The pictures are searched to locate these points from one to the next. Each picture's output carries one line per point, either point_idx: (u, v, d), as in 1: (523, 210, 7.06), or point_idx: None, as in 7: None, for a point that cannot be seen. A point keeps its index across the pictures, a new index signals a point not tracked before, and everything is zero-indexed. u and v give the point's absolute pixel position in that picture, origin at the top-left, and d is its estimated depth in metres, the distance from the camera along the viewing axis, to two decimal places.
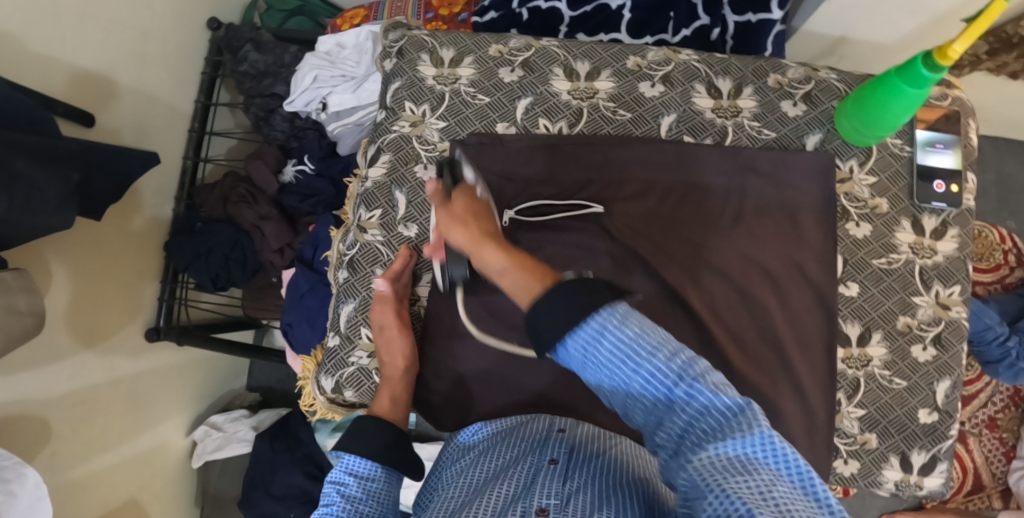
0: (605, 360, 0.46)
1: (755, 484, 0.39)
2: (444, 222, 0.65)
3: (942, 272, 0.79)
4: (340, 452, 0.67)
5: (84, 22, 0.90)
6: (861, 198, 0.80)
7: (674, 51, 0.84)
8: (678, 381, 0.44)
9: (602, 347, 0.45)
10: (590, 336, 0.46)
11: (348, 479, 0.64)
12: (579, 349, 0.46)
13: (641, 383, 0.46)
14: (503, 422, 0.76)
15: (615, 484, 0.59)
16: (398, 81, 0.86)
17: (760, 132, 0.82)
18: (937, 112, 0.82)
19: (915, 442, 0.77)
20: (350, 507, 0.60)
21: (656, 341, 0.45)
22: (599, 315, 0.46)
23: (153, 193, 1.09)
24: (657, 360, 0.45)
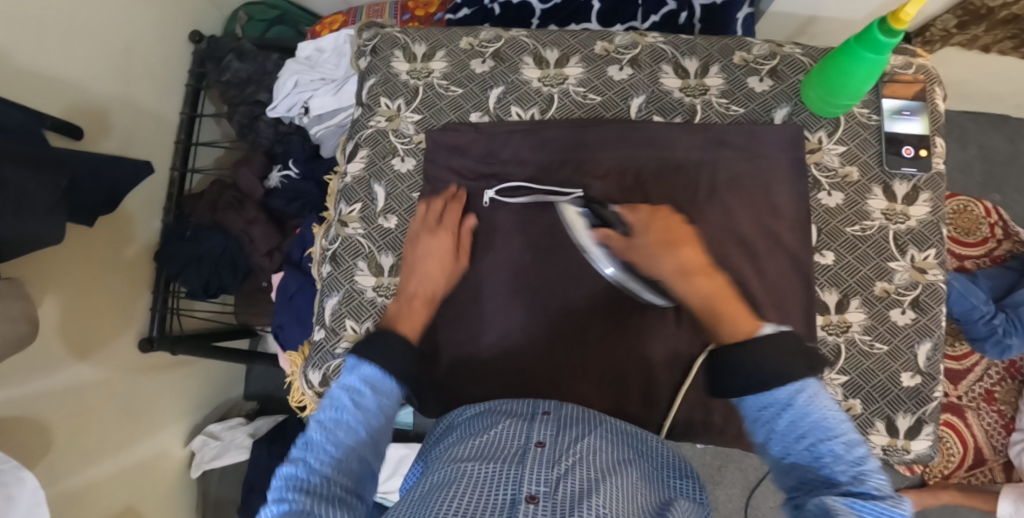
0: (784, 424, 0.52)
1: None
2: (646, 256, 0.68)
3: (917, 236, 0.80)
4: (356, 358, 0.61)
5: (69, 36, 0.92)
6: (831, 167, 0.81)
7: (640, 35, 0.86)
8: (840, 461, 0.49)
9: (785, 414, 0.52)
10: (783, 399, 0.52)
11: (364, 389, 0.59)
12: (761, 409, 0.54)
13: (806, 457, 0.51)
14: (485, 403, 0.75)
15: (600, 471, 0.60)
16: (372, 77, 0.88)
17: (728, 108, 0.83)
18: (913, 87, 0.82)
19: (900, 406, 0.78)
20: (362, 419, 0.57)
21: (838, 422, 0.51)
22: (793, 386, 0.52)
23: (142, 205, 1.11)
24: (831, 442, 0.50)
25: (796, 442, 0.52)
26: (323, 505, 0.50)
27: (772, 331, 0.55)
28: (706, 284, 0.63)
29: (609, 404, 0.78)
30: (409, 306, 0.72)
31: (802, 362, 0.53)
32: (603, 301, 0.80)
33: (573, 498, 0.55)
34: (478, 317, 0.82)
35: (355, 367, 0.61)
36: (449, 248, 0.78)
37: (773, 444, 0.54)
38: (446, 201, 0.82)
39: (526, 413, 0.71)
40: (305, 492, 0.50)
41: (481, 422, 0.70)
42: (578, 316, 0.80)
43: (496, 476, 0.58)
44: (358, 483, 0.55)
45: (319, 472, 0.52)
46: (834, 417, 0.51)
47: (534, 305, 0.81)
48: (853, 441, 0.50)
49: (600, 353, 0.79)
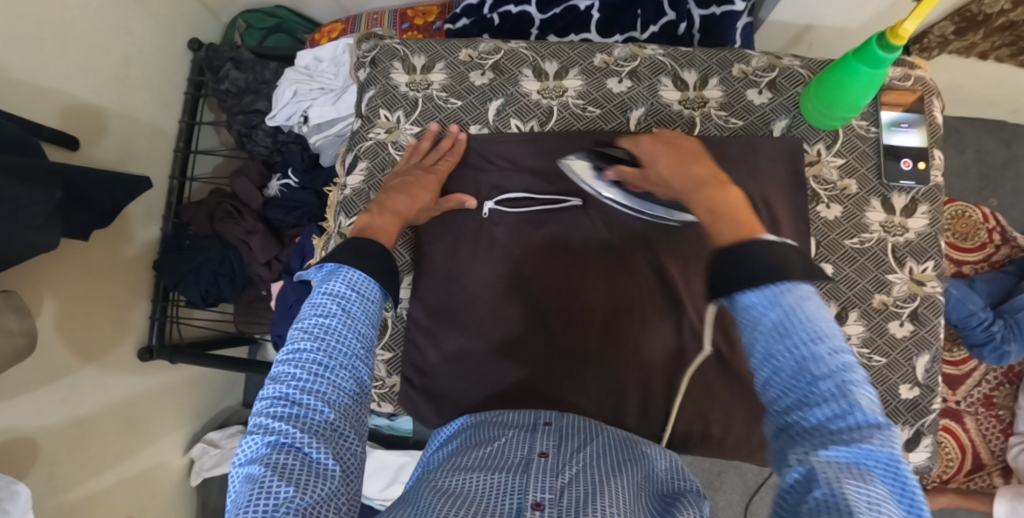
0: (770, 324, 0.46)
1: (866, 494, 0.39)
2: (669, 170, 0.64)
3: (915, 249, 0.80)
4: (342, 266, 0.59)
5: (65, 48, 0.92)
6: (829, 180, 0.82)
7: (639, 47, 0.86)
8: (824, 370, 0.43)
9: (773, 313, 0.46)
10: (766, 295, 0.47)
11: (350, 296, 0.58)
12: (754, 304, 0.47)
13: (789, 365, 0.45)
14: (483, 413, 0.76)
15: (604, 475, 0.61)
16: (372, 89, 0.88)
17: (727, 121, 0.83)
18: (910, 96, 0.82)
19: (899, 418, 0.78)
20: (351, 325, 0.56)
21: (826, 326, 0.45)
22: (785, 284, 0.47)
23: (141, 214, 1.10)
24: (819, 350, 0.44)
25: (776, 343, 0.46)
26: (313, 433, 0.50)
27: (774, 240, 0.48)
28: (713, 197, 0.56)
29: (608, 416, 0.78)
30: (381, 217, 0.70)
31: (799, 271, 0.47)
32: (602, 313, 0.80)
33: (579, 503, 0.56)
34: (477, 329, 0.81)
35: (339, 272, 0.59)
36: (430, 187, 0.79)
37: (754, 346, 0.47)
38: (442, 152, 0.83)
39: (527, 424, 0.71)
40: (295, 418, 0.50)
41: (483, 432, 0.71)
42: (577, 327, 0.80)
43: (501, 484, 0.59)
44: (350, 393, 0.54)
45: (308, 388, 0.52)
46: (821, 320, 0.45)
47: (534, 317, 0.81)
48: (840, 349, 0.44)
49: (600, 365, 0.79)
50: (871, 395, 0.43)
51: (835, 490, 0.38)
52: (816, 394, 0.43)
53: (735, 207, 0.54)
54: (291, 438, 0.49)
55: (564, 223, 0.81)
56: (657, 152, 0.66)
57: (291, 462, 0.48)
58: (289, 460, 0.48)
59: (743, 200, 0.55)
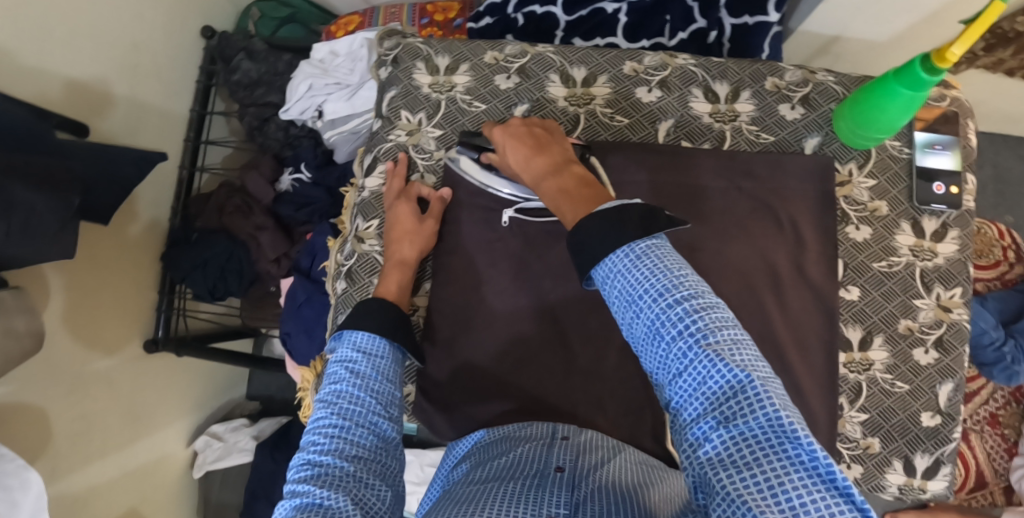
0: (619, 295, 0.47)
1: (757, 479, 0.39)
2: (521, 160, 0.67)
3: (943, 274, 0.78)
4: (350, 329, 0.66)
5: (77, 35, 0.89)
6: (860, 201, 0.80)
7: (670, 56, 0.84)
8: (678, 333, 0.44)
9: (616, 283, 0.47)
10: (610, 266, 0.47)
11: (358, 357, 0.64)
12: (604, 279, 0.48)
13: (645, 328, 0.46)
14: (503, 428, 0.73)
15: (624, 494, 0.58)
16: (393, 89, 0.86)
17: (758, 135, 0.82)
18: (936, 112, 0.81)
19: (918, 446, 0.77)
20: (361, 384, 0.61)
21: (672, 280, 0.45)
22: (619, 251, 0.47)
23: (149, 204, 1.08)
24: (660, 308, 0.45)
25: (628, 313, 0.46)
26: (333, 487, 0.52)
27: (613, 205, 0.49)
28: (555, 182, 0.61)
29: (625, 434, 0.77)
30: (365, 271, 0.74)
31: (637, 227, 0.47)
32: (622, 330, 0.78)
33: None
34: (493, 338, 0.80)
35: (348, 337, 0.66)
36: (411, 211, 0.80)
37: (620, 320, 0.48)
38: (399, 178, 0.83)
39: (545, 437, 0.69)
40: (316, 478, 0.53)
41: (499, 446, 0.69)
42: (596, 343, 0.79)
43: (514, 491, 0.58)
44: (371, 447, 0.58)
45: (326, 450, 0.56)
46: (665, 274, 0.45)
47: (552, 331, 0.79)
48: (689, 302, 0.44)
49: (619, 381, 0.78)
50: (733, 340, 0.43)
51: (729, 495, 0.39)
52: (674, 360, 0.44)
53: (577, 185, 0.59)
54: (312, 495, 0.51)
55: None
56: (505, 144, 0.69)
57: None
58: (311, 516, 0.49)
59: (583, 179, 0.59)
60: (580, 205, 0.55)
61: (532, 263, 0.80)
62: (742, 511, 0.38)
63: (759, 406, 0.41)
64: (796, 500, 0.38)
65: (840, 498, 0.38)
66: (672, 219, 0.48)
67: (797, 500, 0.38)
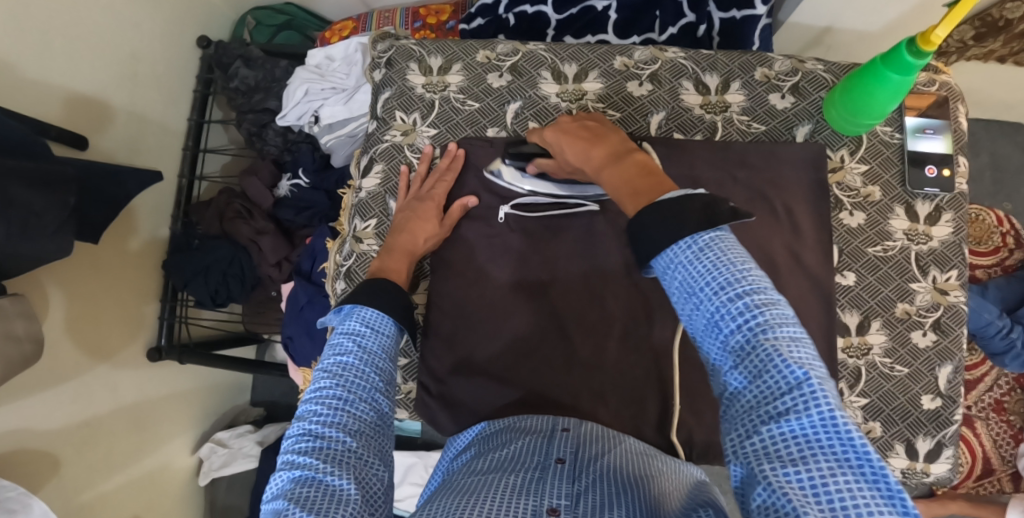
0: (680, 285, 0.47)
1: (804, 477, 0.38)
2: (579, 147, 0.66)
3: (938, 257, 0.79)
4: (357, 305, 0.67)
5: (75, 46, 0.91)
6: (853, 187, 0.80)
7: (660, 49, 0.85)
8: (736, 325, 0.43)
9: (678, 275, 0.47)
10: (671, 257, 0.47)
11: (365, 332, 0.64)
12: (668, 270, 0.48)
13: (703, 320, 0.45)
14: (502, 420, 0.73)
15: (620, 482, 0.59)
16: (387, 91, 0.87)
17: (749, 126, 0.82)
18: (927, 99, 0.82)
19: (920, 429, 0.77)
20: (367, 359, 0.62)
21: (735, 274, 0.44)
22: (685, 244, 0.47)
23: (150, 213, 1.09)
24: (719, 300, 0.44)
25: (687, 302, 0.46)
26: (335, 462, 0.53)
27: (676, 195, 0.49)
28: (614, 176, 0.59)
29: (627, 425, 0.77)
30: (389, 257, 0.75)
31: (700, 217, 0.47)
32: (619, 322, 0.79)
33: (596, 512, 0.54)
34: (493, 329, 0.80)
35: (354, 312, 0.66)
36: (432, 214, 0.80)
37: (678, 309, 0.48)
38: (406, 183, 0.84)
39: (544, 430, 0.70)
40: (317, 451, 0.54)
41: (507, 436, 0.69)
42: (596, 336, 0.79)
43: (519, 483, 0.58)
44: (371, 424, 0.59)
45: (328, 422, 0.56)
46: (727, 267, 0.45)
47: (552, 324, 0.80)
48: (751, 296, 0.43)
49: (620, 372, 0.78)
50: (793, 339, 0.42)
51: (769, 485, 0.39)
52: (730, 354, 0.43)
53: (638, 174, 0.56)
54: (312, 469, 0.52)
55: (581, 229, 0.80)
56: (560, 142, 0.68)
57: (311, 493, 0.50)
58: (310, 491, 0.50)
59: (647, 168, 0.57)
60: (648, 189, 0.54)
61: (531, 257, 0.81)
62: (781, 503, 0.38)
63: (814, 404, 0.39)
64: (841, 501, 0.37)
65: (887, 503, 0.37)
66: (737, 211, 0.47)
67: (840, 503, 0.37)
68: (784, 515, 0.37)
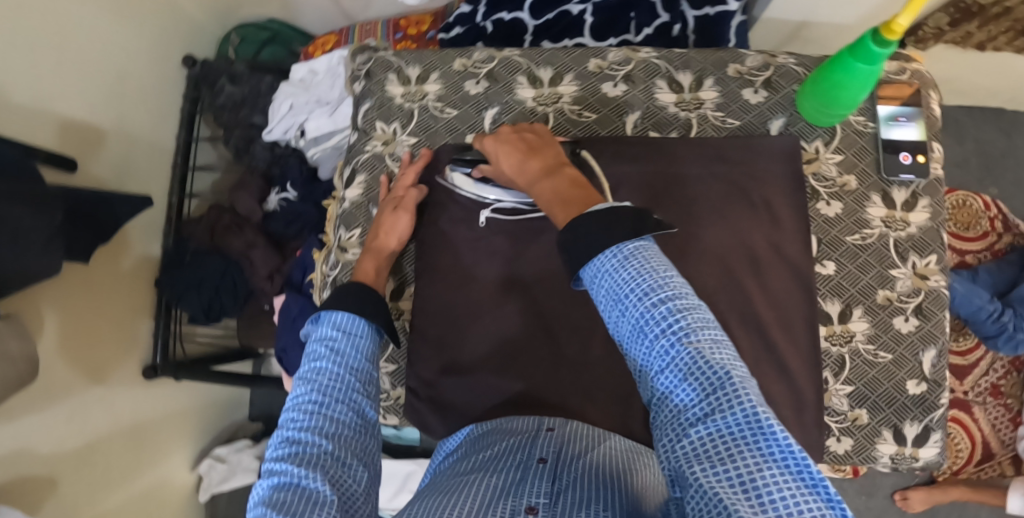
0: (605, 294, 0.47)
1: (731, 474, 0.40)
2: (515, 160, 0.68)
3: (917, 243, 0.79)
4: (330, 310, 0.66)
5: (61, 70, 0.92)
6: (829, 177, 0.81)
7: (633, 50, 0.86)
8: (662, 331, 0.44)
9: (603, 284, 0.47)
10: (598, 266, 0.48)
11: (338, 336, 0.64)
12: (593, 281, 0.48)
13: (630, 328, 0.46)
14: (490, 421, 0.74)
15: (601, 479, 0.60)
16: (367, 102, 0.88)
17: (724, 121, 0.83)
18: (906, 90, 0.82)
19: (907, 414, 0.77)
20: (341, 363, 0.62)
21: (659, 281, 0.45)
22: (608, 254, 0.47)
23: (141, 232, 1.11)
24: (644, 307, 0.45)
25: (615, 310, 0.47)
26: (311, 465, 0.54)
27: (603, 207, 0.49)
28: (547, 187, 0.61)
29: (615, 422, 0.78)
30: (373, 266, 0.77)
31: (627, 227, 0.47)
32: (603, 320, 0.80)
33: (573, 509, 0.54)
34: (479, 332, 0.81)
35: (328, 316, 0.66)
36: (391, 206, 0.81)
37: (604, 316, 0.48)
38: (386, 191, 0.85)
39: (530, 431, 0.70)
40: (295, 456, 0.55)
41: (490, 439, 0.70)
42: (581, 335, 0.80)
43: (497, 483, 0.59)
44: (349, 426, 0.59)
45: (305, 428, 0.57)
46: (651, 274, 0.46)
47: (537, 325, 0.81)
48: (672, 302, 0.45)
49: (606, 370, 0.79)
50: (714, 341, 0.44)
51: (698, 483, 0.40)
52: (658, 358, 0.44)
53: (567, 186, 0.59)
54: (290, 474, 0.53)
55: None
56: (496, 153, 0.70)
57: (290, 497, 0.51)
58: (287, 496, 0.51)
59: (576, 182, 0.59)
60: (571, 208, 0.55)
61: (514, 259, 0.82)
62: (714, 502, 0.39)
63: (738, 403, 0.41)
64: (770, 495, 0.38)
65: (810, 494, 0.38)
66: (660, 222, 0.48)
67: (769, 498, 0.38)
68: (716, 512, 0.39)
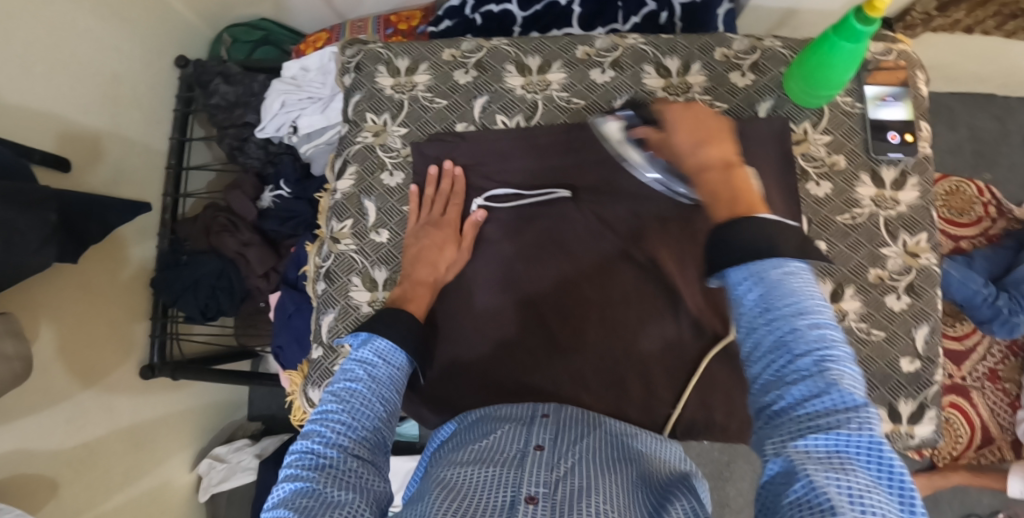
0: (752, 296, 0.46)
1: (846, 485, 0.38)
2: (687, 139, 0.61)
3: (907, 221, 0.80)
4: (372, 334, 0.69)
5: (54, 70, 0.93)
6: (818, 157, 0.82)
7: (620, 37, 0.87)
8: (806, 345, 0.43)
9: (753, 288, 0.46)
10: (755, 270, 0.47)
11: (376, 362, 0.66)
12: (741, 281, 0.47)
13: (769, 332, 0.45)
14: (473, 414, 0.74)
15: (599, 467, 0.61)
16: (357, 94, 0.89)
17: (712, 104, 0.83)
18: (897, 75, 0.83)
19: (901, 392, 0.77)
20: (374, 388, 0.63)
21: (815, 303, 0.45)
22: (770, 261, 0.47)
23: (136, 232, 1.11)
24: (793, 318, 0.44)
25: (759, 319, 0.45)
26: (334, 480, 0.55)
27: (775, 220, 0.49)
28: (715, 181, 0.55)
29: (609, 406, 0.78)
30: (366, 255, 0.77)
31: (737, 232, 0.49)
32: (595, 306, 0.80)
33: (573, 501, 0.55)
34: (473, 319, 0.81)
35: (369, 340, 0.68)
36: (450, 240, 0.81)
37: (738, 323, 0.47)
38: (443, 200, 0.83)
39: (525, 417, 0.71)
40: (319, 469, 0.55)
41: (483, 424, 0.70)
42: (574, 320, 0.80)
43: (497, 472, 0.59)
44: (371, 446, 0.60)
45: (330, 442, 0.57)
46: (808, 295, 0.45)
47: (528, 311, 0.81)
48: (821, 324, 0.44)
49: (599, 354, 0.79)
50: (854, 373, 0.43)
51: (811, 482, 0.38)
52: (793, 369, 0.43)
53: (735, 193, 0.52)
54: (312, 482, 0.54)
55: (554, 216, 0.82)
56: (675, 123, 0.63)
57: (310, 503, 0.52)
58: (310, 501, 0.52)
59: (749, 188, 0.53)
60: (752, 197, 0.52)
61: (504, 246, 0.82)
62: (820, 501, 0.37)
63: (868, 429, 0.40)
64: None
65: None
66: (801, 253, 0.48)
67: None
68: (819, 511, 0.37)
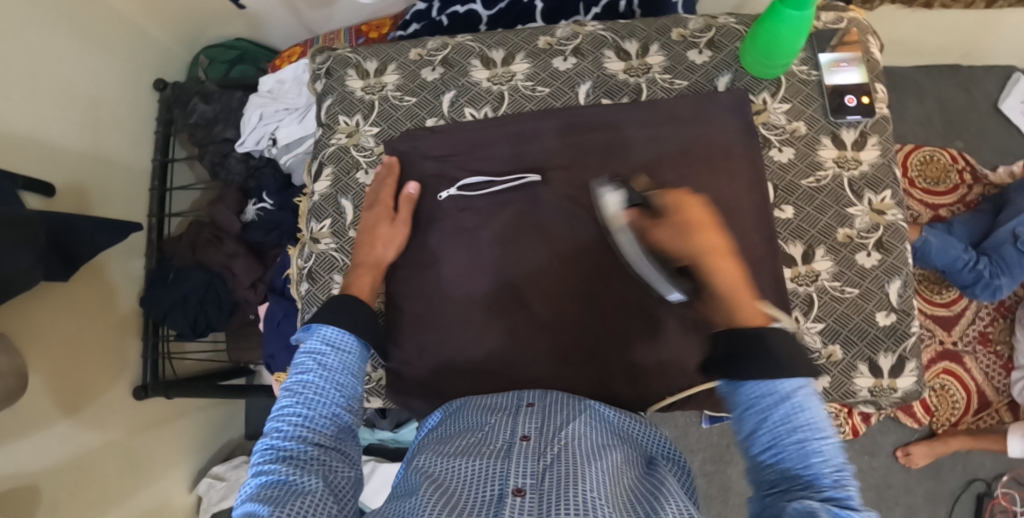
0: (775, 414, 0.53)
1: None
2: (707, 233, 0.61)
3: (871, 180, 0.82)
4: (319, 323, 0.68)
5: (35, 96, 0.95)
6: (778, 125, 0.84)
7: (580, 25, 0.90)
8: (825, 458, 0.50)
9: (775, 407, 0.53)
10: (778, 389, 0.54)
11: (326, 350, 0.65)
12: (764, 399, 0.54)
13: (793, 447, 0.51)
14: (455, 403, 0.76)
15: (578, 449, 0.62)
16: (329, 98, 0.92)
17: (672, 82, 0.86)
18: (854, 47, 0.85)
19: (880, 346, 0.78)
20: (327, 376, 0.63)
21: (828, 426, 0.52)
22: (791, 382, 0.54)
23: (123, 253, 1.12)
24: (813, 435, 0.51)
25: (787, 435, 0.52)
26: (298, 467, 0.56)
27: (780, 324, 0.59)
28: (732, 269, 0.60)
29: (593, 382, 0.79)
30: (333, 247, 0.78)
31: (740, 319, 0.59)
32: (573, 284, 0.81)
33: (558, 490, 0.56)
34: (454, 307, 0.82)
35: (317, 330, 0.67)
36: (384, 217, 0.82)
37: (758, 435, 0.54)
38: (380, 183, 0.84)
39: (511, 407, 0.71)
40: (283, 459, 0.57)
41: (470, 416, 0.71)
42: (554, 299, 0.81)
43: (486, 467, 0.60)
44: (333, 435, 0.61)
45: (290, 435, 0.59)
46: (823, 419, 0.52)
47: (508, 294, 0.82)
48: (834, 443, 0.51)
49: (580, 332, 0.81)
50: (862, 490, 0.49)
51: None
52: (817, 478, 0.49)
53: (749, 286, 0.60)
54: (278, 473, 0.55)
55: (527, 199, 0.83)
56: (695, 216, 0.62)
57: (277, 493, 0.53)
58: (276, 492, 0.53)
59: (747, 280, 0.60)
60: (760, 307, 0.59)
61: (478, 233, 0.83)
62: None
63: None
64: None
65: None
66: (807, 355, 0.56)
67: None
68: None
